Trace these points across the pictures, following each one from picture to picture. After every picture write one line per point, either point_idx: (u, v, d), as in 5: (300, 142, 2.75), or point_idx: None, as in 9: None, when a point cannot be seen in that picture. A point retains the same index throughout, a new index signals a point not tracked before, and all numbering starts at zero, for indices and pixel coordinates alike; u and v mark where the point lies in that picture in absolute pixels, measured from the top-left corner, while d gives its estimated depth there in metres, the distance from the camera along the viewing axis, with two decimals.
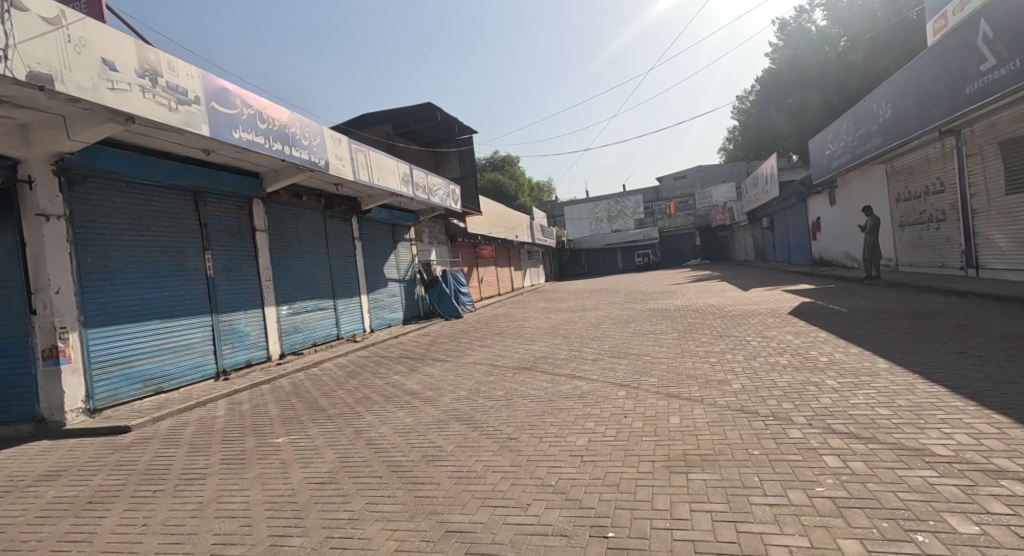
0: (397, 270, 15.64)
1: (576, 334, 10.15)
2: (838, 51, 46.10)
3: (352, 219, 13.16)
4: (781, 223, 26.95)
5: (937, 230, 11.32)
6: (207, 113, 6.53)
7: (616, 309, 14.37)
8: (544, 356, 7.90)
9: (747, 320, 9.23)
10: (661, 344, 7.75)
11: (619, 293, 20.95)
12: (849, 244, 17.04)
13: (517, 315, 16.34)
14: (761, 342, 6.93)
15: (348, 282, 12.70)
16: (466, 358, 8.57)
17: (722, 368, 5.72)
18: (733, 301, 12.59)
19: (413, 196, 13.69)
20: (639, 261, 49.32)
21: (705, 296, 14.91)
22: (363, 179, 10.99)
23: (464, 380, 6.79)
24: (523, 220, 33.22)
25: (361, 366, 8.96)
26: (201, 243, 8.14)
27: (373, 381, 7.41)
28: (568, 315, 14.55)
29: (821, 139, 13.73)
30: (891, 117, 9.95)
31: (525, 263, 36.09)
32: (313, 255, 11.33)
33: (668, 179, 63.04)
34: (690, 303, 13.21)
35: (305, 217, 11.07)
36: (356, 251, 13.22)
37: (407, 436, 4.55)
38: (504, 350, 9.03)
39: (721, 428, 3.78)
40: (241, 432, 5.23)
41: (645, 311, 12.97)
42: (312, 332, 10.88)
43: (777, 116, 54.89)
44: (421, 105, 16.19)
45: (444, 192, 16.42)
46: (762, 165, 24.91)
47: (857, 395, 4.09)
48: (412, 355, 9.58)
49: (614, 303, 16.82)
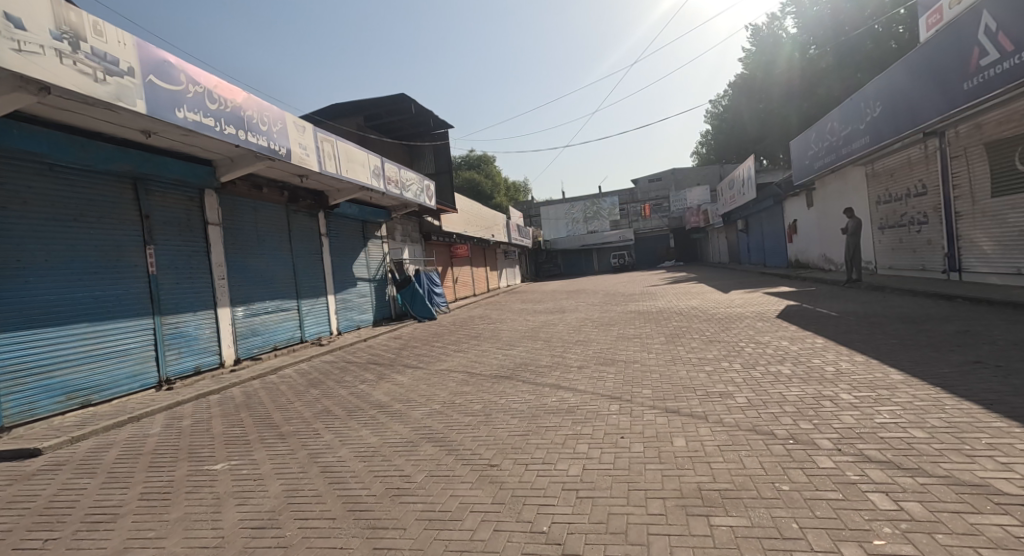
0: (367, 269, 14.84)
1: (557, 338, 9.59)
2: (809, 57, 47.03)
3: (318, 214, 12.32)
4: (756, 225, 27.07)
5: (918, 233, 11.26)
6: (143, 87, 5.72)
7: (596, 311, 13.91)
8: (525, 363, 7.31)
9: (735, 324, 8.85)
10: (649, 350, 7.26)
11: (597, 295, 20.56)
12: (827, 246, 17.03)
13: (494, 317, 15.72)
14: (756, 348, 6.50)
15: (314, 281, 11.86)
16: (440, 365, 7.92)
17: (721, 378, 5.25)
18: (715, 304, 12.29)
19: (384, 190, 12.93)
20: (615, 262, 49.31)
21: (686, 298, 14.60)
22: (330, 170, 10.21)
23: (437, 391, 6.14)
24: (499, 219, 32.59)
25: (324, 373, 8.20)
26: (142, 236, 7.27)
27: (336, 391, 6.69)
28: (547, 317, 14.00)
29: (804, 139, 13.54)
30: (880, 115, 9.74)
31: (501, 263, 35.48)
32: (275, 252, 10.47)
33: (643, 181, 63.39)
34: (672, 306, 12.84)
35: (265, 210, 10.21)
36: (322, 248, 12.38)
37: (368, 462, 3.89)
38: (481, 355, 8.40)
39: (736, 453, 3.27)
40: (174, 456, 4.48)
41: (626, 313, 12.55)
42: (273, 335, 10.03)
43: (750, 121, 55.73)
44: (394, 96, 15.42)
45: (418, 187, 15.68)
46: (739, 167, 24.92)
47: (881, 413, 3.64)
48: (381, 361, 8.86)
49: (594, 304, 16.37)
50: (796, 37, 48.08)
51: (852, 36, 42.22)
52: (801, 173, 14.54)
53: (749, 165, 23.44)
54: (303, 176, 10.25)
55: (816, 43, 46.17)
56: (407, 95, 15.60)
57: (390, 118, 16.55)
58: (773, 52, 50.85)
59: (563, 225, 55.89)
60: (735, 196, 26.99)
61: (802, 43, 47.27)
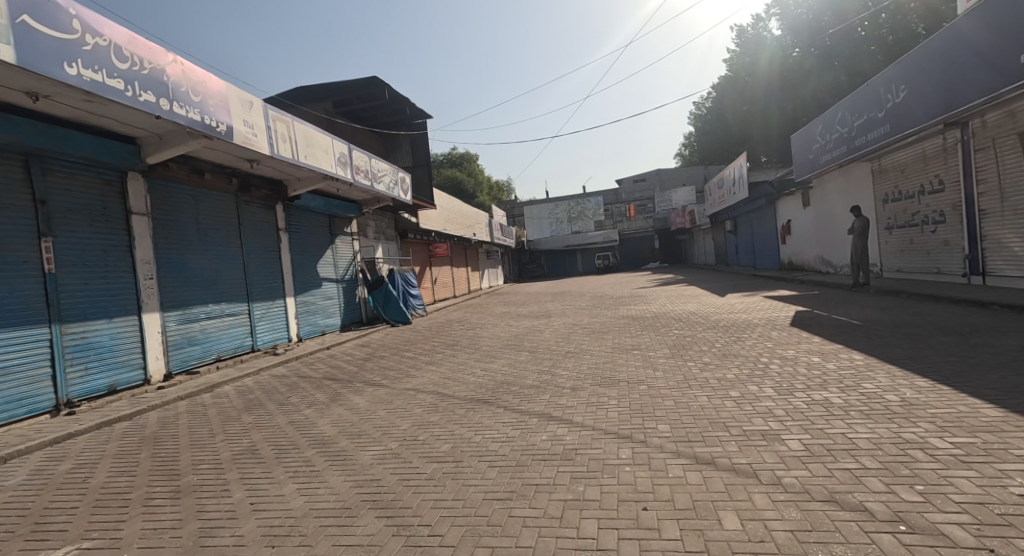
0: (334, 268, 13.50)
1: (544, 348, 8.45)
2: (793, 59, 46.97)
3: (276, 206, 10.98)
4: (746, 227, 26.36)
5: (933, 233, 10.47)
6: (10, 29, 4.39)
7: (585, 316, 12.85)
8: (507, 382, 6.13)
9: (745, 333, 7.81)
10: (654, 366, 6.16)
11: (584, 298, 19.48)
12: (825, 248, 16.26)
13: (475, 321, 14.52)
14: (783, 367, 5.47)
15: (269, 283, 10.53)
16: (408, 382, 6.71)
17: (752, 408, 4.19)
18: (714, 309, 11.31)
19: (352, 181, 11.63)
20: (599, 263, 48.52)
21: (681, 302, 13.60)
22: (284, 155, 8.89)
23: (399, 420, 4.95)
24: (481, 219, 31.38)
25: (269, 391, 6.92)
26: (36, 226, 5.91)
27: (275, 418, 5.45)
28: (531, 323, 12.83)
29: (809, 131, 12.63)
30: (905, 101, 8.85)
31: (483, 263, 34.33)
32: (221, 248, 9.11)
33: (627, 182, 62.73)
34: (667, 311, 11.83)
35: (209, 200, 8.85)
36: (281, 245, 11.04)
37: (278, 548, 2.68)
38: (455, 370, 7.21)
39: (824, 550, 2.16)
40: (16, 525, 3.21)
41: (619, 319, 11.51)
42: (215, 343, 8.66)
43: (734, 122, 55.57)
44: (366, 80, 14.12)
45: (392, 180, 14.41)
46: (730, 166, 24.14)
47: (1009, 476, 2.57)
48: (339, 376, 7.60)
49: (581, 308, 15.29)
50: (781, 39, 48.00)
51: (836, 38, 42.22)
52: (803, 169, 13.65)
53: (739, 164, 22.67)
54: (254, 161, 8.95)
55: (801, 45, 46.14)
56: (382, 79, 14.35)
57: (363, 106, 15.25)
58: (758, 53, 50.73)
59: (547, 225, 54.94)
60: (725, 196, 26.26)
61: (787, 44, 47.22)
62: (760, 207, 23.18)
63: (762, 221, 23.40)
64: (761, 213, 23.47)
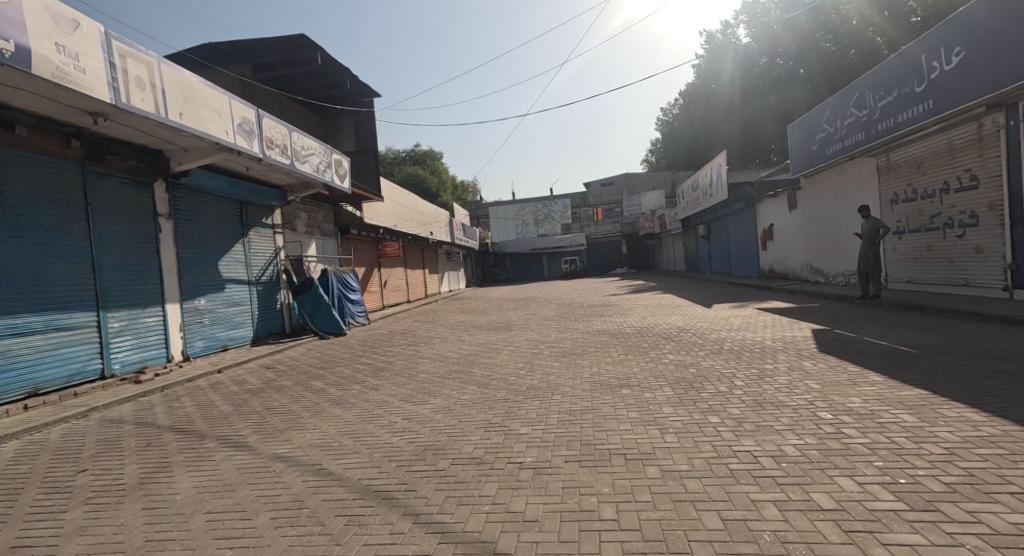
0: (246, 267, 10.96)
1: (499, 381, 6.27)
2: (760, 66, 47.03)
3: (155, 184, 8.40)
4: (720, 232, 25.08)
5: (959, 239, 8.96)
6: None
7: (552, 330, 10.78)
8: (434, 450, 3.92)
9: (766, 363, 5.87)
10: (657, 423, 4.09)
11: (550, 305, 17.47)
12: (814, 255, 14.98)
13: (422, 334, 12.20)
14: (866, 432, 3.47)
15: (137, 285, 7.96)
16: (283, 443, 4.37)
17: (880, 549, 2.14)
18: (706, 325, 9.45)
19: (262, 156, 9.18)
20: (566, 267, 47.35)
21: (663, 314, 11.72)
22: (148, 109, 6.44)
23: (210, 549, 2.65)
24: (440, 217, 29.08)
25: (68, 453, 4.47)
26: None
27: (10, 525, 3.08)
28: (487, 338, 10.65)
29: (815, 115, 10.94)
30: (946, 72, 7.20)
31: (442, 266, 32.02)
32: (49, 234, 6.51)
33: (595, 186, 61.54)
34: (650, 326, 9.93)
35: (28, 167, 6.29)
36: (160, 235, 8.47)
37: None
38: (365, 421, 4.93)
39: None
40: None
41: (593, 335, 9.52)
42: (30, 371, 6.10)
43: (701, 128, 55.36)
44: (294, 41, 11.76)
45: (324, 161, 12.00)
46: (706, 166, 22.74)
47: None
48: (197, 423, 5.19)
49: (548, 319, 13.22)
50: (748, 45, 47.99)
51: (803, 45, 42.28)
52: (802, 162, 12.03)
53: (717, 163, 21.26)
54: (101, 116, 6.42)
55: (767, 52, 46.19)
56: (314, 41, 11.99)
57: (292, 73, 12.80)
58: (727, 59, 50.61)
59: (512, 227, 52.91)
60: (699, 199, 24.89)
61: (755, 51, 47.20)
62: (738, 210, 21.86)
63: (740, 225, 22.08)
64: (738, 217, 22.15)
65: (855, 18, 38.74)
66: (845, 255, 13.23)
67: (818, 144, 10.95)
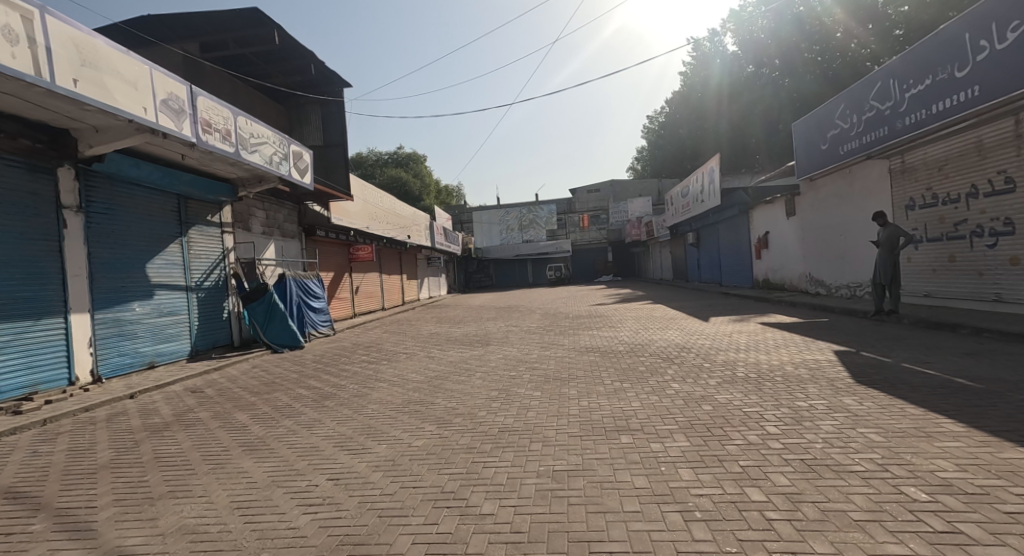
0: (183, 272, 9.55)
1: (465, 418, 5.01)
2: (748, 75, 46.88)
3: (58, 171, 7.01)
4: (710, 240, 24.30)
5: (991, 249, 8.02)
6: None
7: (535, 347, 9.55)
8: (351, 547, 2.65)
9: (796, 399, 4.72)
10: (675, 500, 2.88)
11: (534, 316, 16.28)
12: (815, 265, 14.17)
13: (389, 348, 10.87)
14: (997, 533, 2.28)
15: (28, 291, 6.54)
16: (144, 524, 3.07)
17: None
18: (710, 344, 8.33)
19: (197, 141, 7.84)
20: (551, 274, 46.39)
21: (657, 329, 10.62)
22: (24, 69, 5.07)
23: None
24: (419, 221, 27.83)
25: None
26: None
27: None
28: (459, 355, 9.35)
29: (828, 109, 10.02)
30: (989, 54, 6.23)
31: (421, 271, 30.71)
32: None
33: (581, 192, 60.86)
34: (646, 343, 8.80)
35: None
36: (64, 230, 7.06)
37: None
38: (275, 483, 3.64)
39: None
40: None
41: (582, 354, 8.33)
42: None
43: (689, 136, 55.05)
44: (247, 15, 10.46)
45: (280, 151, 10.68)
46: (697, 171, 21.91)
47: None
48: (50, 482, 3.86)
49: (529, 333, 11.99)
50: (736, 54, 47.87)
51: (789, 55, 42.27)
52: (810, 162, 11.10)
53: (709, 167, 20.38)
54: None
55: (755, 60, 46.07)
56: (270, 17, 10.74)
57: (246, 54, 11.47)
58: (714, 67, 50.49)
59: (496, 233, 51.81)
60: (689, 205, 24.02)
61: (742, 60, 47.06)
62: (731, 217, 20.99)
63: (733, 233, 21.20)
64: (731, 224, 21.29)
65: (841, 29, 38.84)
66: (851, 265, 12.32)
67: (831, 141, 10.01)
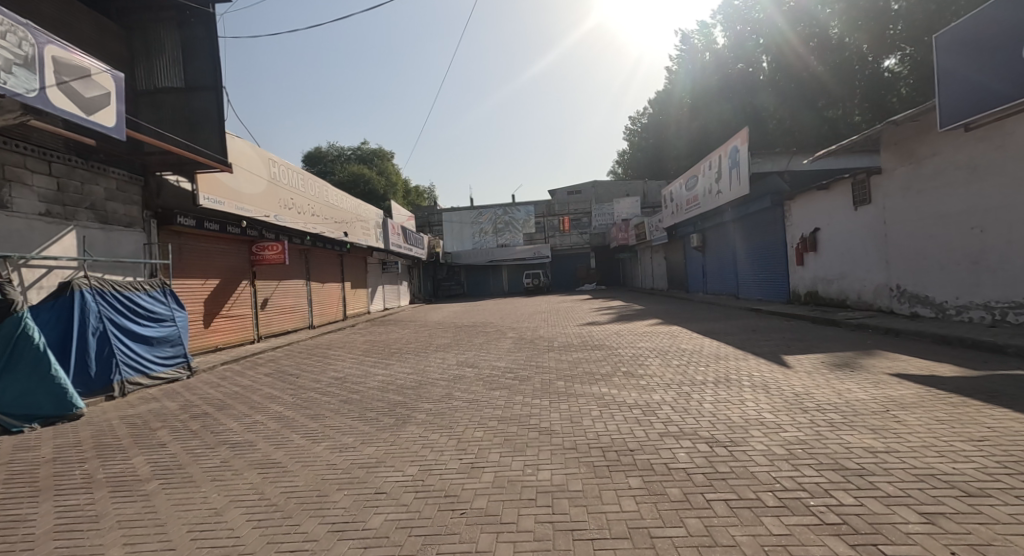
0: None
1: None
2: (737, 73, 42.97)
3: None
4: (723, 242, 20.02)
5: None
6: None
7: (492, 442, 4.62)
8: None
9: None
10: None
11: (503, 343, 11.44)
12: (911, 272, 9.87)
13: (228, 421, 5.94)
14: None
15: None
16: None
17: None
18: (874, 450, 3.71)
19: None
20: (527, 283, 41.42)
21: (710, 389, 6.00)
22: None
23: None
24: (367, 216, 22.82)
25: None
26: None
27: None
28: (324, 463, 4.33)
29: (987, 7, 6.75)
30: None
31: (374, 279, 25.70)
32: None
33: (560, 194, 56.79)
34: (723, 441, 4.15)
35: None
36: None
37: None
38: None
39: None
40: None
41: (600, 485, 3.49)
42: None
43: (675, 137, 50.93)
44: None
45: (23, 54, 5.76)
46: (711, 155, 17.52)
47: None
48: None
49: (490, 385, 7.20)
50: (725, 51, 43.90)
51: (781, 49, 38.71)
52: (952, 93, 7.49)
53: (730, 147, 15.90)
54: None
55: (745, 58, 42.24)
56: None
57: None
58: (701, 65, 46.51)
59: (469, 234, 47.08)
60: (699, 200, 19.63)
61: (732, 57, 43.10)
62: (757, 212, 16.66)
63: (758, 233, 16.89)
64: (756, 222, 16.95)
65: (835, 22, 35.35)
66: (994, 274, 8.03)
67: (1010, 48, 6.51)
